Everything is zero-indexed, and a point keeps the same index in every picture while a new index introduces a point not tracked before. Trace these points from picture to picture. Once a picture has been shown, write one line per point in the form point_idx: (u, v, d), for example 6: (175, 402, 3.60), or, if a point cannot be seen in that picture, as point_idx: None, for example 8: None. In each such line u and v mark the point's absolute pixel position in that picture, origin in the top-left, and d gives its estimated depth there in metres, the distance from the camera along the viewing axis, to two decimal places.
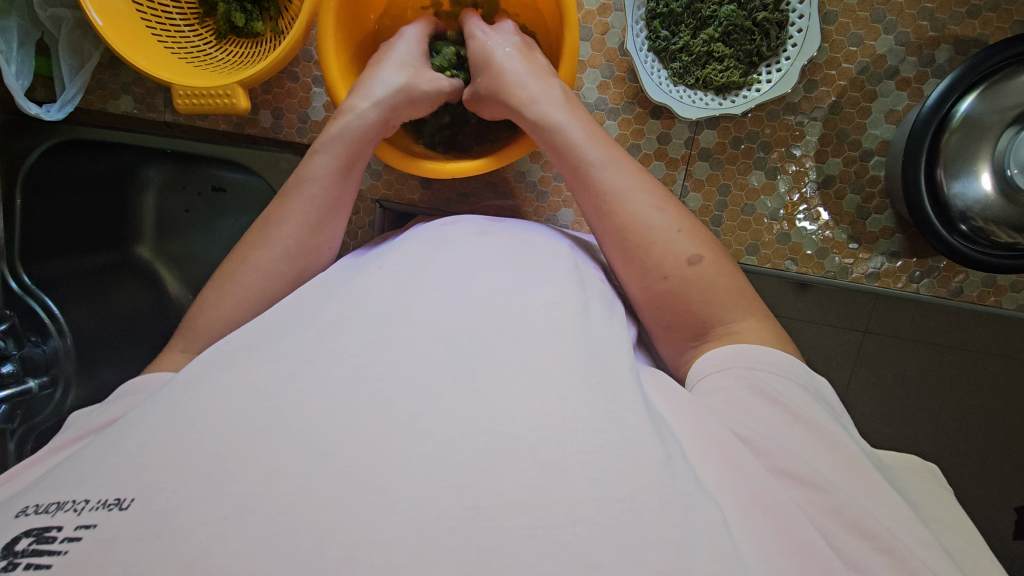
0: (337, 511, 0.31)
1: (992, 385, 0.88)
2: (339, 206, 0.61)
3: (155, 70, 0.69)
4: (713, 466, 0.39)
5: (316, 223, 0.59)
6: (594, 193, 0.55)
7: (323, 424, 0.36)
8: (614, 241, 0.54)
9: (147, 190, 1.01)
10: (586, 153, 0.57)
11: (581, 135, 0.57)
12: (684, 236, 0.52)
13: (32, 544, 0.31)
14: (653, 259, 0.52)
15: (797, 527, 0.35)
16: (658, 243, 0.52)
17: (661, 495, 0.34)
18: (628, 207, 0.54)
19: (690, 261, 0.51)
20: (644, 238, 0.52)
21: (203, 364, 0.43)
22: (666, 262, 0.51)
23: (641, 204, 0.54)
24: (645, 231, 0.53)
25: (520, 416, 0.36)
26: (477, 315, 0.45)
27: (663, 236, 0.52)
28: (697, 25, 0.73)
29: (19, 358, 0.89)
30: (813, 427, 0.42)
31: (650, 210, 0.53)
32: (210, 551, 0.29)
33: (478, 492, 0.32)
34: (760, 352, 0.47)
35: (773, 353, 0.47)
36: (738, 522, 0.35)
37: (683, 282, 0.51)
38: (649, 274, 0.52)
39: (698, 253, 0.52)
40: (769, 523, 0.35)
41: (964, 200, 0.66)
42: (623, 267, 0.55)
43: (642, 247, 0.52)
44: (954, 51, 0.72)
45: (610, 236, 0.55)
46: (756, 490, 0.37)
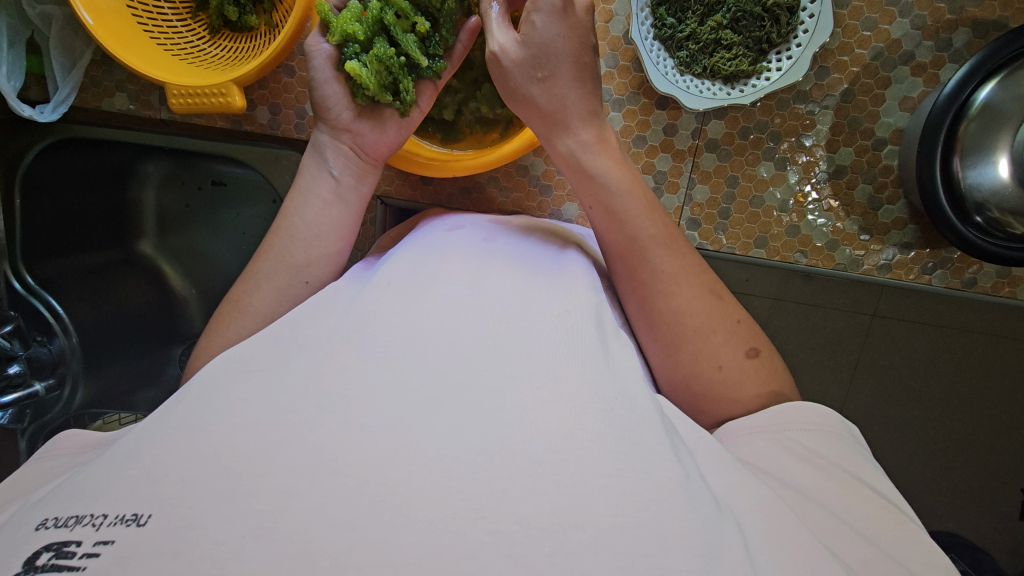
0: (356, 530, 0.31)
1: (1004, 373, 0.87)
2: (340, 220, 0.61)
3: (149, 69, 0.67)
4: (730, 486, 0.39)
5: (325, 233, 0.60)
6: (647, 275, 0.53)
7: (335, 437, 0.35)
8: (665, 325, 0.52)
9: (147, 185, 1.01)
10: (636, 225, 0.54)
11: (637, 208, 0.54)
12: (743, 327, 0.53)
13: (52, 558, 0.31)
14: (709, 349, 0.51)
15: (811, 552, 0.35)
16: (715, 334, 0.52)
17: (682, 521, 0.33)
18: (684, 296, 0.52)
19: (747, 355, 0.52)
20: (703, 327, 0.51)
21: (209, 378, 0.42)
22: (723, 352, 0.51)
23: (694, 292, 0.53)
24: (700, 322, 0.52)
25: (533, 433, 0.36)
26: (492, 330, 0.44)
27: (722, 326, 0.52)
28: (704, 12, 0.70)
29: (26, 359, 0.88)
30: (826, 467, 0.44)
31: (707, 302, 0.53)
32: (230, 569, 0.29)
33: (495, 513, 0.32)
34: (788, 413, 0.49)
35: (792, 403, 0.50)
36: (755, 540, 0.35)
37: (738, 375, 0.51)
38: (703, 363, 0.51)
39: (733, 357, 0.51)
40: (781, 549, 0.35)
41: (980, 191, 0.63)
42: (663, 346, 0.53)
43: (700, 335, 0.51)
44: (973, 35, 0.70)
45: (651, 318, 0.53)
46: (771, 514, 0.37)
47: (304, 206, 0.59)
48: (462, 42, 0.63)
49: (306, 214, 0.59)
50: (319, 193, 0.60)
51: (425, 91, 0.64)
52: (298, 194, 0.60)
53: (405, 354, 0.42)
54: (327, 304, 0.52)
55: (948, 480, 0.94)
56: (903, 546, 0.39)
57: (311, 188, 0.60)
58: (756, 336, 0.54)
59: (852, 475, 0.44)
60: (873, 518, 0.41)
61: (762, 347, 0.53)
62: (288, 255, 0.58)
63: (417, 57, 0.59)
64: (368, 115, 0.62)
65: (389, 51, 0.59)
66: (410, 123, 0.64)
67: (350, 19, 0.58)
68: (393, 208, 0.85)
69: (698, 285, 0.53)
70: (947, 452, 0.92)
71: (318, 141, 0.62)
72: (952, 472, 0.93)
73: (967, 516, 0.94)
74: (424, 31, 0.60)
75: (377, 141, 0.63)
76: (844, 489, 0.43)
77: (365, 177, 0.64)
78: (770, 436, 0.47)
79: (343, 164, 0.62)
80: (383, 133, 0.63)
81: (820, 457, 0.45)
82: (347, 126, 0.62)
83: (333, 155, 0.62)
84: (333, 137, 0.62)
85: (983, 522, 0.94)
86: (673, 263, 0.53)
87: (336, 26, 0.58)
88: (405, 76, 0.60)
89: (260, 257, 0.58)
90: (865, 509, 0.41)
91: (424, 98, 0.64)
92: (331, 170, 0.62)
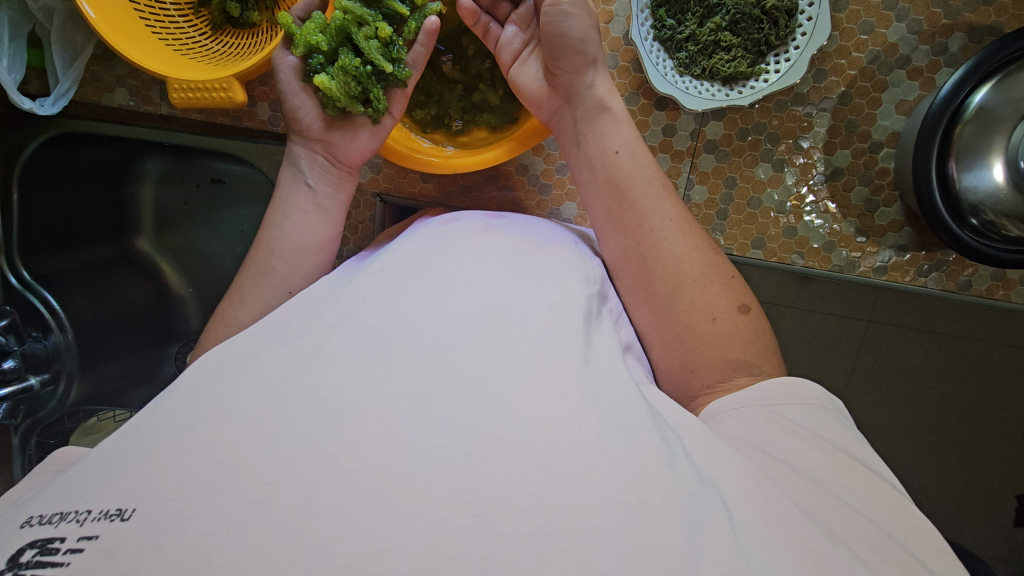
0: (341, 519, 0.31)
1: (998, 376, 0.87)
2: (322, 228, 0.60)
3: (149, 63, 0.67)
4: (716, 463, 0.39)
5: (306, 243, 0.59)
6: (653, 224, 0.55)
7: (326, 425, 0.35)
8: (662, 277, 0.54)
9: (146, 182, 1.01)
10: (647, 176, 0.57)
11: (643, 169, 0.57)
12: (738, 283, 0.54)
13: (36, 555, 0.30)
14: (705, 299, 0.52)
15: (807, 534, 0.35)
16: (712, 284, 0.53)
17: (665, 496, 0.34)
18: (684, 246, 0.54)
19: (740, 309, 0.52)
20: (699, 277, 0.53)
21: (203, 370, 0.42)
22: (717, 305, 0.52)
23: (693, 244, 0.55)
24: (700, 271, 0.53)
25: (520, 419, 0.36)
26: (485, 323, 0.43)
27: (718, 279, 0.54)
28: (703, 14, 0.71)
29: (21, 355, 0.87)
30: (813, 440, 0.44)
31: (705, 255, 0.55)
32: (215, 561, 0.29)
33: (479, 497, 0.32)
34: (780, 387, 0.48)
35: (781, 379, 0.49)
36: (746, 520, 0.35)
37: (730, 327, 0.52)
38: (698, 313, 0.52)
39: (729, 312, 0.52)
40: (776, 529, 0.35)
41: (975, 193, 0.63)
42: (658, 301, 0.54)
43: (697, 285, 0.53)
44: (968, 40, 0.71)
45: (651, 267, 0.54)
46: (770, 499, 0.37)
47: (284, 217, 0.59)
48: (422, 44, 0.63)
49: (285, 225, 0.59)
50: (299, 204, 0.60)
51: (397, 98, 0.64)
52: (277, 207, 0.60)
53: (396, 339, 0.42)
54: (318, 292, 0.52)
55: (942, 484, 0.94)
56: (888, 514, 0.40)
57: (289, 200, 0.60)
58: (748, 294, 0.54)
59: (838, 447, 0.43)
60: (859, 489, 0.41)
61: (754, 305, 0.54)
62: (270, 267, 0.57)
63: (380, 64, 0.58)
64: (339, 124, 0.63)
65: (353, 61, 0.58)
66: (384, 129, 0.65)
67: (314, 31, 0.58)
68: (393, 206, 0.85)
69: (696, 242, 0.55)
70: (941, 456, 0.93)
71: (293, 153, 0.63)
72: (947, 476, 0.93)
73: (961, 520, 0.95)
74: (386, 36, 0.59)
75: (351, 148, 0.63)
76: (830, 458, 0.42)
77: (343, 185, 0.64)
78: (756, 410, 0.47)
79: (319, 174, 0.63)
80: (356, 143, 0.63)
81: (807, 430, 0.44)
82: (320, 136, 0.62)
83: (309, 166, 0.62)
84: (307, 148, 0.62)
85: (978, 527, 0.94)
86: (675, 220, 0.55)
87: (300, 40, 0.58)
88: (373, 85, 0.60)
89: (244, 270, 0.58)
90: (851, 479, 0.41)
91: (395, 104, 0.64)
92: (308, 181, 0.62)
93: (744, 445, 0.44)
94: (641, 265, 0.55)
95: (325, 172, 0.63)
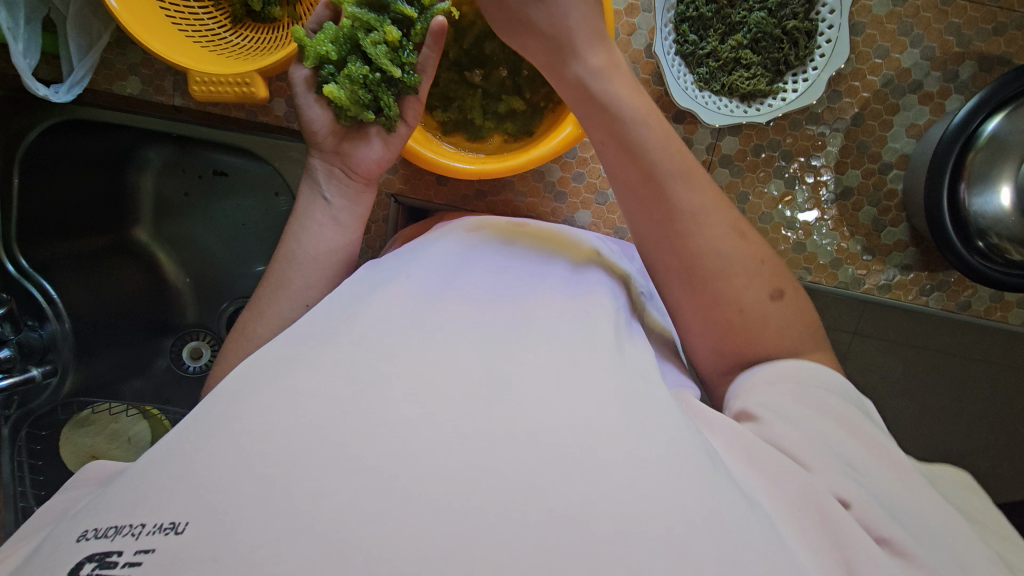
0: (388, 526, 0.31)
1: (991, 395, 0.90)
2: (339, 245, 0.60)
3: (170, 53, 0.65)
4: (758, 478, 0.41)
5: (322, 257, 0.58)
6: (675, 213, 0.52)
7: (372, 433, 0.35)
8: (693, 270, 0.52)
9: (147, 171, 0.98)
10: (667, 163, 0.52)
11: (677, 164, 0.53)
12: (768, 267, 0.53)
13: (95, 569, 0.30)
14: (732, 290, 0.51)
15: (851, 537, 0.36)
16: (740, 276, 0.51)
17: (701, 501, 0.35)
18: (715, 232, 0.52)
19: (771, 296, 0.52)
20: (728, 268, 0.51)
21: (235, 376, 0.42)
22: (745, 293, 0.51)
23: (724, 221, 0.53)
24: (734, 262, 0.51)
25: (563, 431, 0.37)
26: (519, 337, 0.45)
27: (748, 266, 0.52)
28: (726, 30, 0.72)
29: (17, 343, 0.86)
30: (857, 439, 0.44)
31: (735, 242, 0.52)
32: (268, 570, 0.29)
33: (531, 505, 0.33)
34: (806, 368, 0.49)
35: (815, 366, 0.50)
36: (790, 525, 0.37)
37: (762, 313, 0.51)
38: (724, 305, 0.51)
39: (778, 281, 0.53)
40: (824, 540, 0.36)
41: (983, 218, 0.64)
42: (696, 297, 0.52)
43: (728, 274, 0.51)
44: (978, 68, 0.73)
45: (693, 266, 0.52)
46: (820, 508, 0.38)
47: (302, 230, 0.59)
48: (431, 47, 0.60)
49: (303, 238, 0.58)
50: (317, 218, 0.59)
51: (410, 105, 0.63)
52: (296, 219, 0.60)
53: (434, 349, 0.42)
54: (348, 295, 0.52)
55: None
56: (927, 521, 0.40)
57: (307, 213, 0.60)
58: (780, 276, 0.54)
59: (876, 445, 0.44)
60: (900, 492, 0.42)
61: (787, 288, 0.53)
62: (286, 279, 0.56)
63: (390, 69, 0.58)
64: (351, 135, 0.62)
65: (360, 69, 0.58)
66: (398, 138, 0.64)
67: (323, 40, 0.58)
68: (406, 207, 0.84)
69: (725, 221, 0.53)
70: None
71: (310, 168, 0.62)
72: None
73: None
74: (394, 40, 0.58)
75: (364, 158, 0.62)
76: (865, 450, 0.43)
77: (360, 198, 0.63)
78: (798, 390, 0.47)
79: (336, 186, 0.61)
80: (370, 150, 0.62)
81: (851, 428, 0.45)
82: (334, 147, 0.62)
83: (325, 179, 0.61)
84: (323, 160, 0.61)
85: None
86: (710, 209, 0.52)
87: (309, 51, 0.58)
88: (384, 93, 0.60)
89: (262, 283, 0.57)
90: (888, 477, 0.42)
91: (409, 112, 0.63)
92: (324, 193, 0.61)
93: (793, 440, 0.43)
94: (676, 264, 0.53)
95: (343, 184, 0.62)
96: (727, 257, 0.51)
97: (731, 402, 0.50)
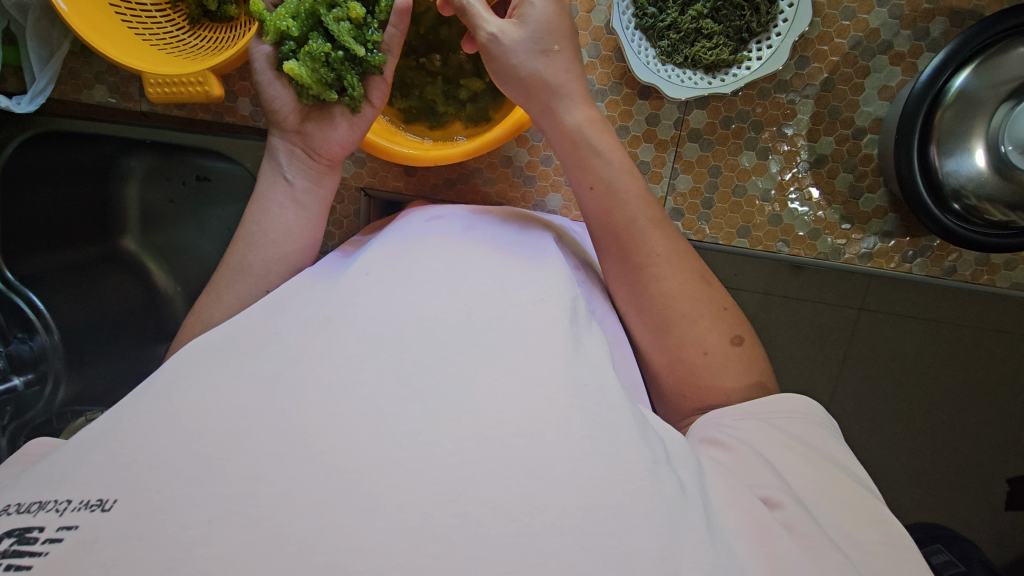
0: (324, 515, 0.30)
1: (988, 362, 0.88)
2: (301, 228, 0.60)
3: (125, 57, 0.67)
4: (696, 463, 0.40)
5: (285, 248, 0.58)
6: (641, 257, 0.53)
7: (311, 420, 0.35)
8: (654, 308, 0.52)
9: (130, 181, 1.00)
10: (632, 208, 0.54)
11: (632, 191, 0.55)
12: (730, 314, 0.53)
13: (13, 544, 0.30)
14: (695, 334, 0.50)
15: (774, 538, 0.35)
16: (704, 318, 0.51)
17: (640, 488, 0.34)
18: (674, 280, 0.52)
19: (733, 341, 0.51)
20: (691, 312, 0.51)
21: (183, 364, 0.42)
22: (708, 338, 0.50)
23: (684, 279, 0.52)
24: (692, 302, 0.52)
25: (508, 416, 0.36)
26: (472, 315, 0.44)
27: (710, 311, 0.51)
28: (684, 1, 0.71)
29: (5, 355, 0.87)
30: (807, 454, 0.43)
31: (695, 287, 0.52)
32: (195, 555, 0.28)
33: (464, 497, 0.32)
34: (773, 399, 0.48)
35: (783, 395, 0.48)
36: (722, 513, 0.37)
37: (722, 361, 0.50)
38: (688, 347, 0.50)
39: (738, 330, 0.52)
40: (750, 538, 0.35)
41: (957, 178, 0.64)
42: (651, 330, 0.53)
43: (688, 319, 0.51)
44: (949, 24, 0.71)
45: (653, 307, 0.52)
46: (744, 505, 0.38)
47: (261, 212, 0.59)
48: (396, 26, 0.60)
49: (262, 219, 0.58)
50: (277, 199, 0.59)
51: (376, 85, 0.62)
52: (256, 202, 0.60)
53: (379, 333, 0.42)
54: (303, 292, 0.51)
55: (935, 470, 0.95)
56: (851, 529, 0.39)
57: (267, 194, 0.59)
58: (741, 323, 0.53)
59: (831, 461, 0.43)
60: (841, 504, 0.40)
61: (746, 336, 0.52)
62: (246, 264, 0.57)
63: (353, 46, 0.58)
64: (316, 116, 0.61)
65: (322, 46, 0.58)
66: (364, 120, 0.63)
67: (283, 16, 0.58)
68: (377, 200, 0.85)
69: (683, 271, 0.53)
70: (931, 441, 0.93)
71: (272, 146, 0.61)
72: (938, 462, 0.94)
73: (953, 505, 0.95)
74: (358, 16, 0.59)
75: (330, 140, 0.61)
76: (820, 472, 0.42)
77: (324, 181, 0.62)
78: (754, 420, 0.46)
79: (298, 168, 0.61)
80: (336, 133, 0.61)
81: (803, 444, 0.44)
82: (298, 128, 0.61)
83: (287, 160, 0.61)
84: (285, 141, 0.61)
85: (970, 513, 0.95)
86: (666, 254, 0.53)
87: (269, 26, 0.58)
88: (347, 71, 0.59)
89: (220, 268, 0.58)
90: (832, 493, 0.41)
91: (375, 92, 0.62)
92: (286, 174, 0.60)
93: (733, 443, 0.44)
94: (633, 295, 0.54)
95: (305, 166, 0.61)
96: (682, 302, 0.51)
97: (691, 433, 0.48)
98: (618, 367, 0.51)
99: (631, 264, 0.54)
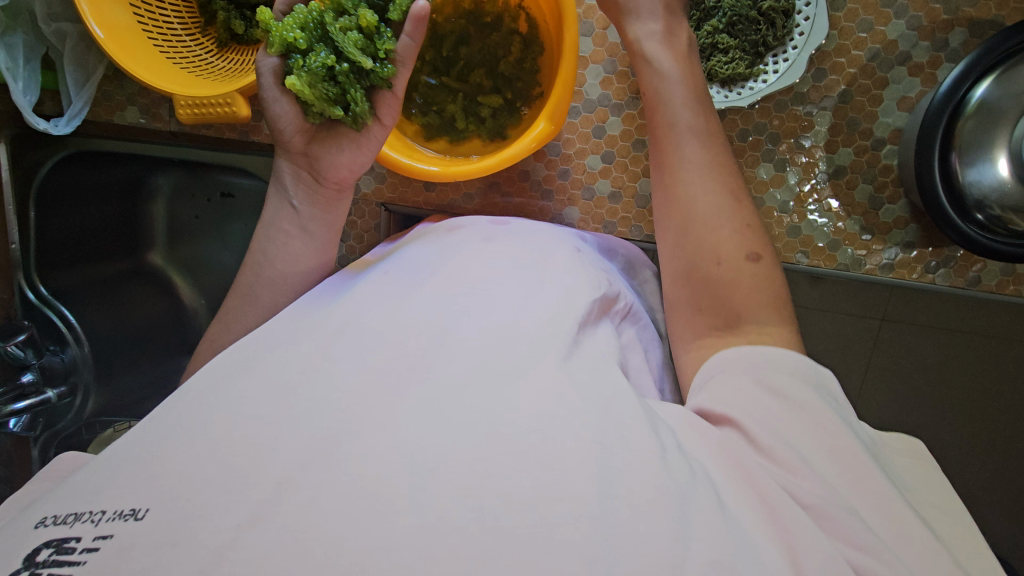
0: (349, 521, 0.31)
1: (1013, 373, 0.87)
2: (309, 255, 0.61)
3: (156, 81, 0.70)
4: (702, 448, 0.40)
5: (290, 274, 0.60)
6: (688, 217, 0.52)
7: (334, 428, 0.36)
8: (693, 269, 0.51)
9: (158, 198, 1.03)
10: (696, 169, 0.53)
11: (698, 154, 0.54)
12: (772, 282, 0.50)
13: (52, 554, 0.30)
14: (729, 297, 0.49)
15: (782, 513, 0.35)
16: (742, 282, 0.49)
17: (662, 492, 0.34)
18: (720, 243, 0.50)
19: (769, 308, 0.48)
20: (729, 275, 0.49)
21: (211, 376, 0.43)
22: (744, 303, 0.48)
23: (730, 243, 0.50)
24: (730, 269, 0.49)
25: (524, 419, 0.36)
26: (492, 332, 0.44)
27: (750, 276, 0.49)
28: (701, 17, 0.73)
29: (39, 368, 0.90)
30: (798, 404, 0.41)
31: (739, 252, 0.50)
32: (228, 559, 0.29)
33: (484, 497, 0.32)
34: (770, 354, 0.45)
35: (784, 349, 0.45)
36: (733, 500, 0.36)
37: (756, 329, 0.48)
38: (721, 314, 0.49)
39: (780, 298, 0.49)
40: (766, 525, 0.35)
41: (979, 188, 0.63)
42: (689, 288, 0.51)
43: (726, 281, 0.49)
44: (970, 34, 0.70)
45: (693, 263, 0.51)
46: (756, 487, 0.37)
47: (267, 242, 0.60)
48: (410, 35, 0.58)
49: (268, 249, 0.60)
50: (283, 228, 0.61)
51: (387, 102, 0.61)
52: (263, 229, 0.61)
53: (401, 345, 0.42)
54: (320, 303, 0.53)
55: (964, 484, 0.93)
56: (856, 488, 0.37)
57: (274, 222, 0.61)
58: (779, 291, 0.50)
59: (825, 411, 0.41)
60: (840, 452, 0.38)
61: (785, 306, 0.49)
62: (251, 300, 0.59)
63: (360, 59, 0.56)
64: (323, 136, 0.61)
65: (325, 59, 0.56)
66: (372, 138, 0.62)
67: (291, 25, 0.56)
68: (397, 215, 0.87)
69: (733, 236, 0.51)
70: (959, 453, 0.92)
71: (279, 171, 0.62)
72: (966, 475, 0.93)
73: (982, 520, 0.93)
74: (369, 25, 0.57)
75: (336, 165, 0.61)
76: (816, 425, 0.39)
77: (331, 207, 0.63)
78: (745, 378, 0.44)
79: (304, 193, 0.62)
80: (340, 161, 0.61)
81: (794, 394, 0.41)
82: (304, 150, 0.61)
83: (293, 184, 0.61)
84: (292, 164, 0.61)
85: (1000, 527, 0.93)
86: (719, 218, 0.51)
87: (275, 37, 0.56)
88: (352, 86, 0.58)
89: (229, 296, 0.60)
90: (833, 448, 0.38)
91: (384, 109, 0.61)
92: (292, 200, 0.61)
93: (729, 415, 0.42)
94: (676, 247, 0.53)
95: (309, 192, 0.62)
96: (725, 262, 0.50)
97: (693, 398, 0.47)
98: (636, 374, 0.52)
99: (678, 225, 0.53)
